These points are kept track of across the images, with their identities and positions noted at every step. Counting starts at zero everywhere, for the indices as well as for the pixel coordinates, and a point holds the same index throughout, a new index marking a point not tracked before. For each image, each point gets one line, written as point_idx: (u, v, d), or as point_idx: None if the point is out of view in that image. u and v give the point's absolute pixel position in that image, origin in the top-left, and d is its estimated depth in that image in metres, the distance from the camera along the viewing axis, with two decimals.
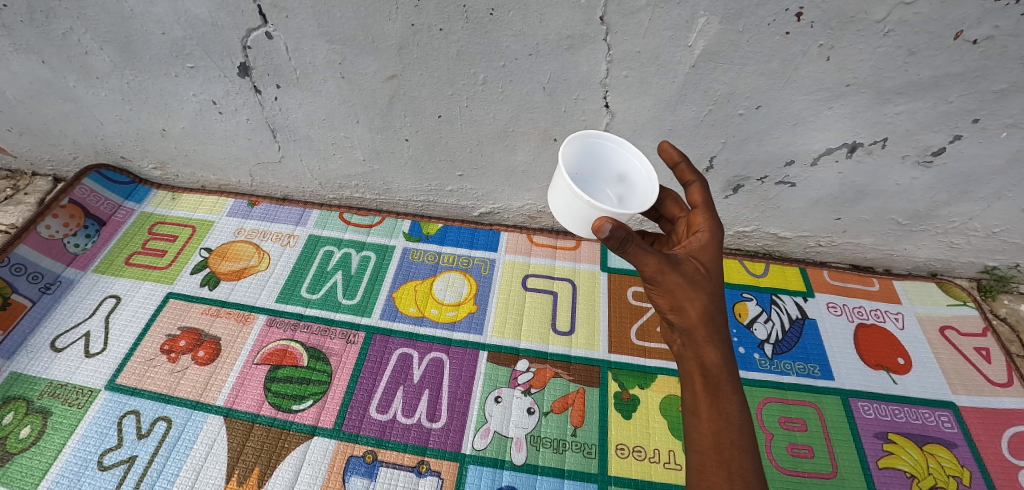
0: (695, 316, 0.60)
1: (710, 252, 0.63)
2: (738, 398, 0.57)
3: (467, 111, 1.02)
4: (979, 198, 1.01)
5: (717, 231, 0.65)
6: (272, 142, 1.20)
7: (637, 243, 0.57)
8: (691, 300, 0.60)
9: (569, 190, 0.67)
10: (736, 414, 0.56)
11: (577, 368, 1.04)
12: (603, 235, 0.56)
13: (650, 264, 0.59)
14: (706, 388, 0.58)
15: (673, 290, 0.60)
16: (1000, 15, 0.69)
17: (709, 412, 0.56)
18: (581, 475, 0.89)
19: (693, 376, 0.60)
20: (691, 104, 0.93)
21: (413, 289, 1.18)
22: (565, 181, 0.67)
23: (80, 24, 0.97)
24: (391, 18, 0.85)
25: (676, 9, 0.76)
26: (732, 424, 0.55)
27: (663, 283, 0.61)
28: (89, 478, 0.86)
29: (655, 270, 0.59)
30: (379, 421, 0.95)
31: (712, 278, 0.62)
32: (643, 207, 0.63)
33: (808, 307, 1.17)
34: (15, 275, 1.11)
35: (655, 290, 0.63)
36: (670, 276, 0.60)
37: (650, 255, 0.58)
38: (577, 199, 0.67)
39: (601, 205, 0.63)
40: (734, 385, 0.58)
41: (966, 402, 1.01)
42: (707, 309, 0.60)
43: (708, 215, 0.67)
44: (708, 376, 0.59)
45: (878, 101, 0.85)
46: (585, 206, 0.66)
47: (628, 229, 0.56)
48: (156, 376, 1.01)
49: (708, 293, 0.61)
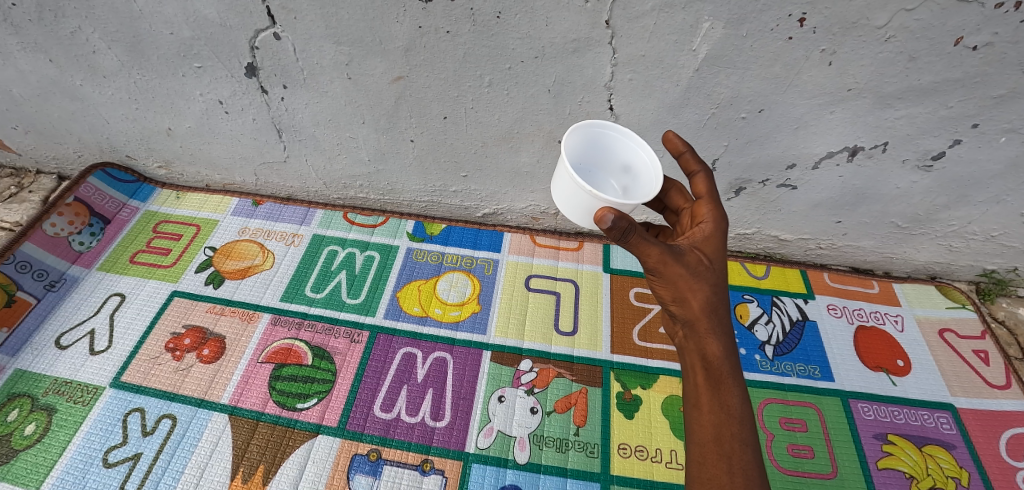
0: (697, 308, 0.61)
1: (714, 243, 0.64)
2: (739, 391, 0.58)
3: (472, 112, 1.03)
4: (978, 202, 1.02)
5: (721, 222, 0.65)
6: (278, 142, 1.21)
7: (640, 234, 0.58)
8: (694, 292, 0.61)
9: (572, 181, 0.68)
10: (738, 406, 0.57)
11: (579, 368, 1.05)
12: (606, 225, 0.56)
13: (653, 255, 0.59)
14: (708, 380, 0.59)
15: (675, 282, 0.61)
16: (999, 22, 0.70)
17: (710, 405, 0.57)
18: (584, 474, 0.90)
19: (695, 368, 0.61)
20: (694, 107, 0.94)
21: (417, 289, 1.19)
22: (568, 171, 0.67)
23: (88, 24, 0.98)
24: (399, 21, 0.86)
25: (680, 14, 0.78)
26: (734, 417, 0.56)
27: (666, 275, 0.61)
28: (95, 475, 0.86)
29: (658, 261, 0.60)
30: (383, 420, 0.95)
31: (715, 270, 0.62)
32: (646, 198, 0.64)
33: (808, 309, 1.18)
34: (20, 272, 1.12)
35: (657, 282, 0.64)
36: (673, 267, 0.60)
37: (653, 246, 0.59)
38: (580, 190, 0.67)
39: (603, 196, 0.64)
40: (736, 377, 0.58)
41: (965, 404, 1.02)
42: (709, 301, 0.61)
43: (712, 206, 0.67)
44: (710, 368, 0.59)
45: (879, 106, 0.87)
46: (588, 197, 0.67)
47: (630, 220, 0.57)
48: (161, 374, 1.01)
49: (711, 284, 0.61)
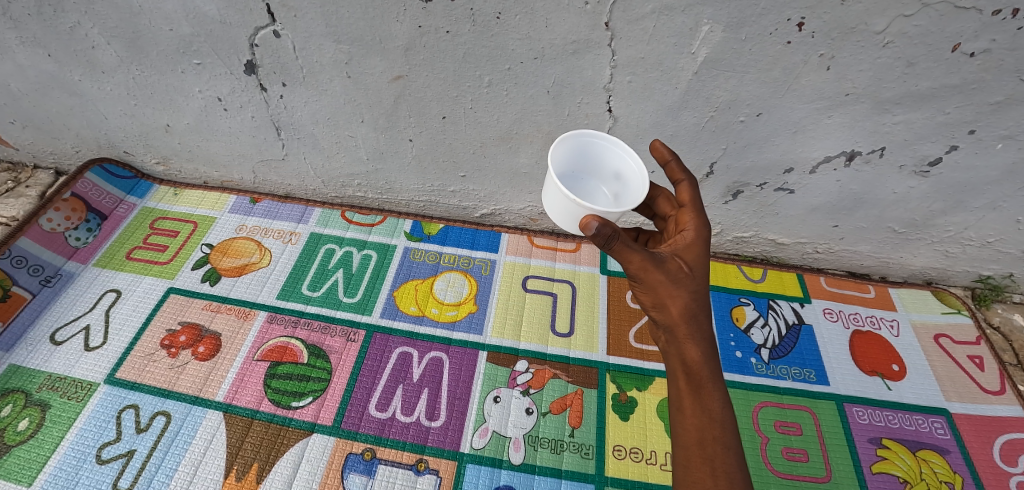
0: (677, 313, 0.61)
1: (695, 250, 0.65)
2: (721, 395, 0.58)
3: (472, 113, 1.03)
4: (974, 207, 1.03)
5: (703, 230, 0.67)
6: (276, 140, 1.21)
7: (623, 241, 0.58)
8: (673, 298, 0.61)
9: (558, 190, 0.69)
10: (719, 410, 0.57)
11: (575, 369, 1.05)
12: (590, 232, 0.57)
13: (635, 261, 0.60)
14: (690, 385, 0.59)
15: (656, 288, 0.61)
16: (996, 29, 0.71)
17: (692, 408, 0.57)
18: (579, 475, 0.90)
19: (677, 373, 0.61)
20: (692, 110, 0.94)
21: (414, 288, 1.18)
22: (554, 181, 0.69)
23: (88, 19, 0.98)
24: (399, 20, 0.86)
25: (680, 17, 0.78)
26: (716, 421, 0.56)
27: (647, 281, 0.62)
28: (87, 472, 0.86)
29: (639, 267, 0.61)
30: (378, 419, 0.95)
31: (696, 277, 0.63)
32: (631, 205, 0.64)
33: (805, 313, 1.18)
34: (16, 267, 1.12)
35: (639, 288, 0.64)
36: (654, 273, 0.61)
37: (634, 252, 0.59)
38: (565, 199, 0.69)
39: (587, 204, 0.65)
40: (716, 381, 0.58)
41: (959, 409, 1.02)
42: (689, 307, 0.61)
43: (695, 214, 0.68)
44: (691, 373, 0.59)
45: (877, 111, 0.87)
46: (573, 205, 0.68)
47: (614, 227, 0.58)
48: (156, 370, 1.01)
49: (691, 291, 0.61)
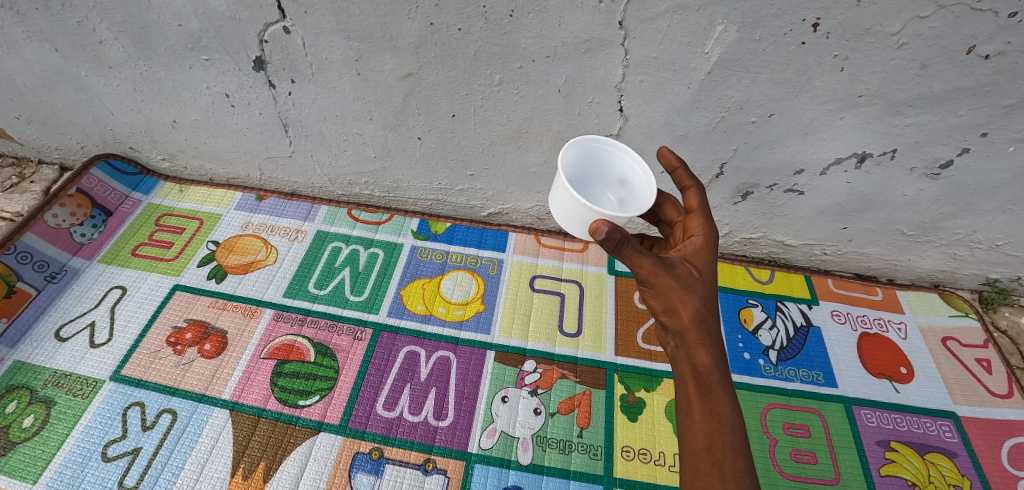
0: (687, 318, 0.61)
1: (704, 256, 0.64)
2: (730, 400, 0.58)
3: (481, 111, 1.03)
4: (984, 211, 1.02)
5: (711, 235, 0.66)
6: (284, 137, 1.20)
7: (633, 246, 0.58)
8: (683, 303, 0.60)
9: (567, 193, 0.68)
10: (728, 415, 0.56)
11: (583, 369, 1.05)
12: (600, 237, 0.57)
13: (645, 266, 0.59)
14: (699, 389, 0.59)
15: (666, 293, 0.61)
16: (1012, 31, 0.70)
17: (701, 413, 0.57)
18: (587, 476, 0.89)
19: (686, 377, 0.61)
20: (704, 110, 0.94)
21: (421, 287, 1.18)
22: (564, 185, 0.68)
23: (96, 14, 0.97)
24: (410, 17, 0.86)
25: (694, 17, 0.77)
26: (725, 425, 0.56)
27: (657, 286, 0.61)
28: (93, 470, 0.86)
29: (649, 272, 0.60)
30: (385, 418, 0.95)
31: (705, 281, 0.62)
32: (640, 210, 0.64)
33: (812, 314, 1.18)
34: (20, 263, 1.11)
35: (648, 292, 0.63)
36: (664, 278, 0.60)
37: (645, 257, 0.58)
38: (575, 202, 0.68)
39: (598, 208, 0.64)
40: (726, 386, 0.58)
41: (967, 413, 1.02)
42: (699, 312, 0.60)
43: (703, 220, 0.68)
44: (701, 377, 0.59)
45: (889, 113, 0.87)
46: (583, 209, 0.67)
47: (624, 232, 0.57)
48: (161, 368, 1.00)
49: (701, 296, 0.61)
